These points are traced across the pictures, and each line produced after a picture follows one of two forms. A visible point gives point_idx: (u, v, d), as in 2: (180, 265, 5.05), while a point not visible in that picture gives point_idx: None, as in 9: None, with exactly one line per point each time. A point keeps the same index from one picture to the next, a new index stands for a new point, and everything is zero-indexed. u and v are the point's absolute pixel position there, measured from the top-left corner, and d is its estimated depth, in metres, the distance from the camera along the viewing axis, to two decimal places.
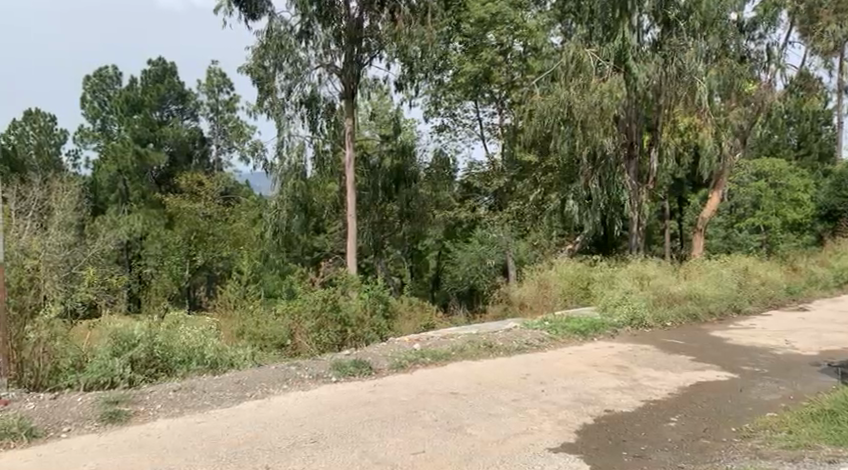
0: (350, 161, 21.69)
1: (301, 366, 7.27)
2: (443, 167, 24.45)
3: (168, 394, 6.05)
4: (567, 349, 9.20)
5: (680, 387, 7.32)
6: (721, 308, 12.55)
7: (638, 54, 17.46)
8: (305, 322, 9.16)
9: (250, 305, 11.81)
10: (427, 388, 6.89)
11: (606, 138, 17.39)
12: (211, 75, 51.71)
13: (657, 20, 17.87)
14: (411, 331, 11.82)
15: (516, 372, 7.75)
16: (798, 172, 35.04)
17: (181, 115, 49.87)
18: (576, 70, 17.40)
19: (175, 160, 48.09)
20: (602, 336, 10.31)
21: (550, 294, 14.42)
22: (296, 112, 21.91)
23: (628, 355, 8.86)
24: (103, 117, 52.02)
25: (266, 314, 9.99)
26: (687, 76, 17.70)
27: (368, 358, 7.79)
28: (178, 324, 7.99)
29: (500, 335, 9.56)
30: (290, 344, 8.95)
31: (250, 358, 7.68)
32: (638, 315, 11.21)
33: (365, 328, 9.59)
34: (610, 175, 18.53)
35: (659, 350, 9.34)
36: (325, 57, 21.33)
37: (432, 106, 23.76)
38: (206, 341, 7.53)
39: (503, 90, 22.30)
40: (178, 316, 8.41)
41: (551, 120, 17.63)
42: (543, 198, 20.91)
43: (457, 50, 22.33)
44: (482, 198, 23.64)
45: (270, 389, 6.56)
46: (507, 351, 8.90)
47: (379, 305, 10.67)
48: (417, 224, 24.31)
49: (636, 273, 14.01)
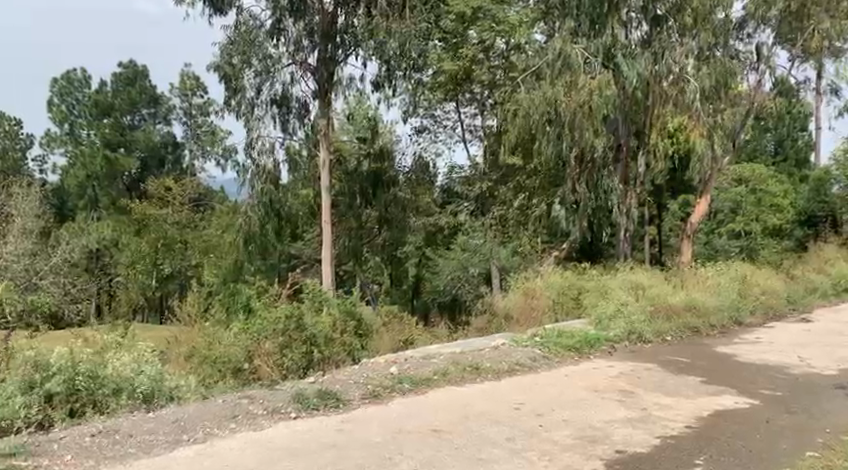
0: (326, 164, 20.52)
1: (255, 399, 6.19)
2: (422, 172, 23.45)
3: (82, 442, 4.95)
4: (564, 370, 8.17)
5: (698, 418, 6.30)
6: (723, 320, 11.57)
7: (628, 50, 16.70)
8: (271, 340, 8.07)
9: (206, 323, 10.40)
10: (405, 425, 5.80)
11: (596, 139, 16.56)
12: (183, 78, 50.28)
13: (646, 16, 17.10)
14: (387, 347, 10.75)
15: (508, 401, 6.67)
16: (777, 177, 34.71)
17: (153, 119, 48.31)
18: (565, 67, 16.50)
19: (147, 166, 46.95)
20: (599, 354, 9.31)
21: (540, 305, 13.37)
22: (267, 112, 20.87)
23: (632, 377, 7.86)
24: (71, 121, 50.37)
25: (225, 330, 8.92)
26: (677, 70, 17.11)
27: (336, 387, 6.70)
28: (111, 349, 6.80)
29: (488, 354, 8.52)
30: (247, 369, 7.79)
31: (195, 388, 6.52)
32: (636, 330, 10.23)
33: (335, 348, 8.56)
34: (598, 177, 17.64)
35: (664, 370, 8.34)
36: (297, 54, 20.39)
37: (411, 107, 22.23)
38: (142, 370, 6.34)
39: (485, 89, 21.04)
40: (111, 339, 7.23)
41: (536, 119, 16.66)
42: (528, 203, 19.67)
43: (437, 47, 20.71)
44: (463, 203, 22.62)
45: (214, 430, 5.44)
46: (496, 373, 7.83)
47: (350, 322, 9.37)
48: (397, 231, 23.33)
49: (629, 283, 13.05)
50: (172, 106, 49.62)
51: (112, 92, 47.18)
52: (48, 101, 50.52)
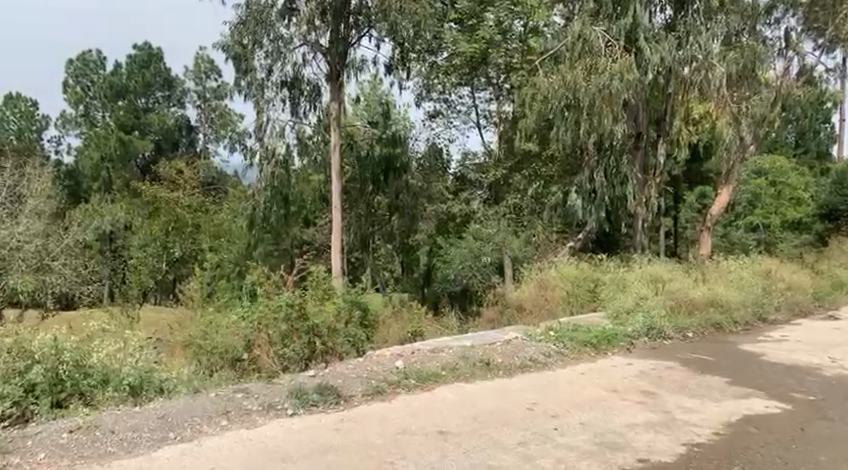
0: (335, 147, 20.07)
1: (251, 394, 5.80)
2: (436, 158, 22.98)
3: (59, 439, 4.59)
4: (579, 367, 7.72)
5: (727, 423, 5.82)
6: (746, 316, 11.03)
7: (651, 34, 15.96)
8: (272, 328, 7.70)
9: (208, 310, 10.02)
10: (408, 426, 5.38)
11: (615, 125, 15.91)
12: (198, 61, 50.14)
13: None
14: (394, 338, 10.35)
15: (520, 401, 6.23)
16: (797, 170, 33.91)
17: (167, 102, 48.72)
18: (585, 50, 15.98)
19: (161, 149, 46.85)
20: (617, 350, 8.84)
21: (551, 298, 12.96)
22: (278, 95, 20.40)
23: (652, 377, 7.40)
24: (86, 102, 50.13)
25: (225, 316, 8.56)
26: (703, 58, 16.20)
27: (337, 382, 6.29)
28: (102, 337, 6.43)
29: (499, 349, 8.07)
30: (246, 359, 7.44)
31: (186, 381, 6.11)
32: (656, 325, 9.75)
33: (338, 339, 8.19)
34: (614, 164, 17.13)
35: (686, 369, 7.85)
36: (308, 35, 19.76)
37: (424, 90, 21.89)
38: (129, 361, 5.95)
39: (502, 73, 20.49)
40: (101, 327, 6.85)
41: (554, 104, 16.18)
42: (543, 191, 19.53)
43: (452, 30, 20.36)
44: (476, 190, 21.94)
45: (203, 428, 5.05)
46: (508, 370, 7.38)
47: (356, 312, 8.96)
48: (407, 219, 23.15)
49: (648, 276, 12.55)
50: (187, 90, 49.65)
51: (127, 74, 47.31)
52: (63, 83, 50.43)
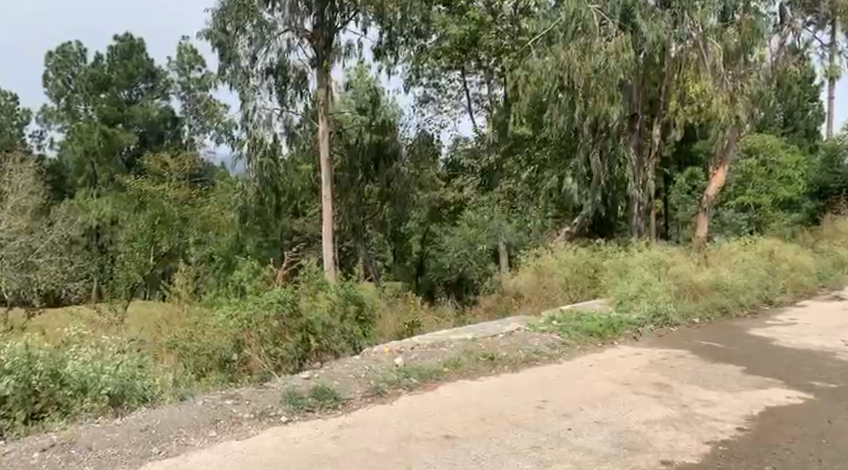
0: (325, 136, 19.60)
1: (241, 400, 5.40)
2: (426, 144, 22.62)
3: (30, 459, 4.20)
4: (587, 359, 7.36)
5: (749, 416, 5.48)
6: (752, 300, 10.71)
7: (647, 11, 15.66)
8: (265, 326, 7.32)
9: (198, 305, 9.58)
10: (412, 430, 5.00)
11: (613, 106, 15.55)
12: (181, 51, 49.25)
13: None
14: (391, 332, 9.95)
15: (529, 399, 5.85)
16: (788, 148, 33.76)
17: (151, 93, 47.81)
18: (580, 29, 15.39)
19: (146, 141, 46.08)
20: (623, 339, 8.47)
21: (551, 285, 12.58)
22: (264, 83, 19.79)
23: (664, 367, 7.05)
24: (68, 95, 49.17)
25: (212, 315, 8.14)
26: (698, 33, 16.17)
27: (335, 384, 5.89)
28: (80, 343, 6.01)
29: (502, 342, 7.68)
30: (236, 360, 7.03)
31: (172, 389, 5.67)
32: (662, 312, 9.38)
33: (334, 336, 7.79)
34: (613, 146, 16.84)
35: (698, 358, 7.51)
36: (293, 20, 19.15)
37: (413, 74, 21.06)
38: (109, 367, 5.49)
39: (493, 56, 19.83)
40: (77, 331, 6.40)
41: (548, 86, 15.86)
42: (537, 176, 18.62)
43: (441, 12, 19.79)
44: (469, 177, 22.06)
45: (189, 440, 4.64)
46: (513, 364, 6.99)
47: (352, 307, 8.53)
48: (399, 207, 22.39)
49: (651, 260, 12.17)
50: (170, 80, 48.68)
51: (110, 66, 46.30)
52: (44, 76, 49.36)
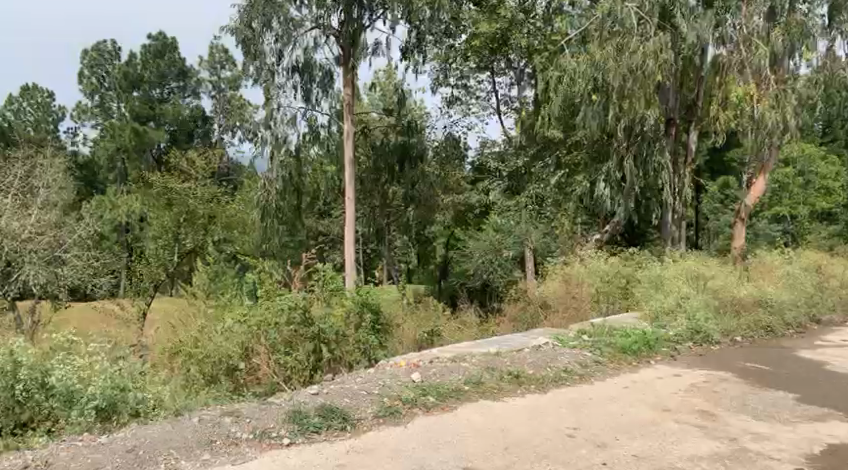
0: (349, 136, 19.29)
1: (241, 418, 4.91)
2: (453, 148, 21.84)
3: None
4: (622, 380, 6.78)
5: (808, 454, 4.86)
6: (799, 319, 9.99)
7: (688, 11, 15.16)
8: (270, 333, 6.90)
9: (212, 304, 9.18)
10: (428, 460, 4.48)
11: (649, 109, 15.06)
12: (213, 50, 49.47)
13: None
14: (410, 342, 9.45)
15: (557, 425, 5.30)
16: (828, 159, 32.62)
17: (182, 92, 48.00)
18: (615, 26, 14.97)
19: (175, 140, 46.28)
20: (660, 358, 7.87)
21: (581, 295, 11.91)
22: (289, 81, 19.40)
23: (708, 392, 6.44)
24: (101, 92, 49.64)
25: (221, 319, 7.80)
26: (747, 32, 15.84)
27: (345, 402, 5.38)
28: (73, 352, 5.58)
29: (529, 358, 7.12)
30: (243, 369, 6.72)
31: (168, 402, 5.20)
32: (702, 329, 8.74)
33: (348, 346, 7.38)
34: (647, 152, 16.21)
35: (744, 382, 6.88)
36: (321, 18, 18.96)
37: (441, 75, 20.96)
38: (99, 378, 5.04)
39: (523, 57, 19.24)
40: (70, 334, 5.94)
41: (581, 87, 15.20)
42: (566, 181, 17.90)
43: (471, 11, 19.16)
44: (495, 180, 20.45)
45: (178, 463, 4.17)
46: (540, 384, 6.43)
47: (368, 316, 8.06)
48: (424, 210, 21.83)
49: (689, 272, 11.43)
50: (201, 80, 48.81)
51: (142, 64, 46.63)
52: (78, 73, 49.85)
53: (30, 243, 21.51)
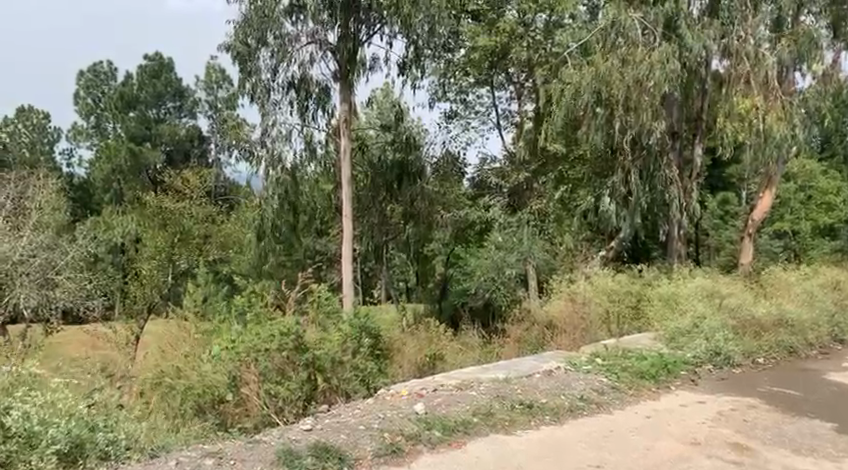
0: (345, 153, 18.76)
1: (224, 459, 4.36)
2: (451, 165, 21.54)
3: None
4: (644, 409, 6.23)
5: None
6: (821, 338, 9.51)
7: (693, 22, 14.90)
8: (264, 360, 6.37)
9: (202, 326, 8.63)
10: None
11: (655, 122, 14.72)
12: (209, 71, 49.36)
13: None
14: (411, 368, 8.90)
15: (579, 464, 4.73)
16: (828, 174, 32.33)
17: (178, 112, 47.67)
18: (619, 36, 14.71)
19: (172, 160, 46.06)
20: (680, 383, 7.32)
21: (587, 314, 11.39)
22: (285, 97, 19.13)
23: (738, 421, 5.89)
24: (97, 113, 49.29)
25: (208, 346, 7.27)
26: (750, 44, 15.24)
27: (341, 439, 4.82)
28: (37, 388, 4.96)
29: (542, 385, 6.56)
30: (233, 400, 6.29)
31: (140, 442, 4.62)
32: (722, 350, 8.22)
33: (345, 373, 6.88)
34: (653, 167, 15.77)
35: (775, 409, 6.36)
36: (317, 33, 18.48)
37: (440, 89, 20.36)
38: (61, 417, 4.46)
39: (524, 71, 18.94)
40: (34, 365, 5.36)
41: (585, 99, 14.72)
42: (570, 197, 17.99)
43: (469, 24, 18.77)
44: (496, 196, 20.07)
45: None
46: (555, 414, 5.87)
47: (366, 340, 7.46)
48: (423, 227, 21.53)
49: (703, 290, 10.91)
50: (198, 100, 48.50)
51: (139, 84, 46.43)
52: (75, 94, 49.53)
53: (21, 265, 20.95)
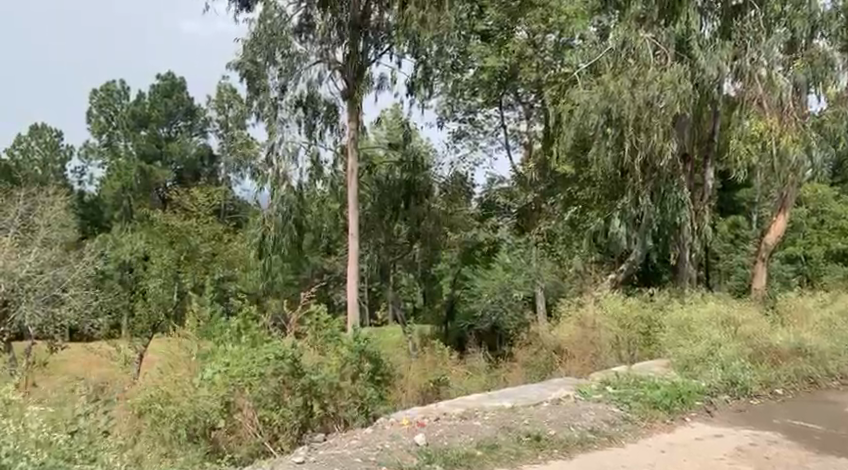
0: (352, 173, 18.57)
1: None
2: (460, 185, 21.24)
3: None
4: (657, 442, 5.90)
5: None
6: (843, 367, 9.13)
7: (705, 42, 14.72)
8: (259, 385, 6.11)
9: (199, 347, 8.35)
10: None
11: (666, 144, 14.49)
12: (221, 90, 49.68)
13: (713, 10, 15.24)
14: (414, 393, 8.59)
15: None
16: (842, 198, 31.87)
17: (189, 131, 47.85)
18: (630, 57, 14.52)
19: (182, 178, 46.14)
20: (695, 414, 6.99)
21: (598, 340, 11.04)
22: (292, 116, 19.04)
23: (759, 457, 5.56)
24: (109, 131, 49.56)
25: (200, 369, 6.98)
26: (765, 66, 15.01)
27: None
28: (13, 416, 4.64)
29: (550, 416, 6.25)
30: (223, 427, 6.02)
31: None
32: (739, 379, 7.87)
33: (343, 397, 6.66)
34: (665, 188, 15.44)
35: (797, 444, 6.02)
36: (325, 52, 18.33)
37: (448, 108, 20.53)
38: (37, 444, 4.18)
39: (534, 92, 18.76)
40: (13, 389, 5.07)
41: (595, 119, 14.46)
42: (579, 217, 17.09)
43: (478, 43, 18.53)
44: (504, 216, 20.48)
45: None
46: (565, 447, 5.54)
47: (367, 365, 7.20)
48: (429, 247, 21.57)
49: (718, 316, 10.56)
50: (209, 118, 48.72)
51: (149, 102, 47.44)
52: (87, 112, 49.87)
53: (26, 282, 20.78)
